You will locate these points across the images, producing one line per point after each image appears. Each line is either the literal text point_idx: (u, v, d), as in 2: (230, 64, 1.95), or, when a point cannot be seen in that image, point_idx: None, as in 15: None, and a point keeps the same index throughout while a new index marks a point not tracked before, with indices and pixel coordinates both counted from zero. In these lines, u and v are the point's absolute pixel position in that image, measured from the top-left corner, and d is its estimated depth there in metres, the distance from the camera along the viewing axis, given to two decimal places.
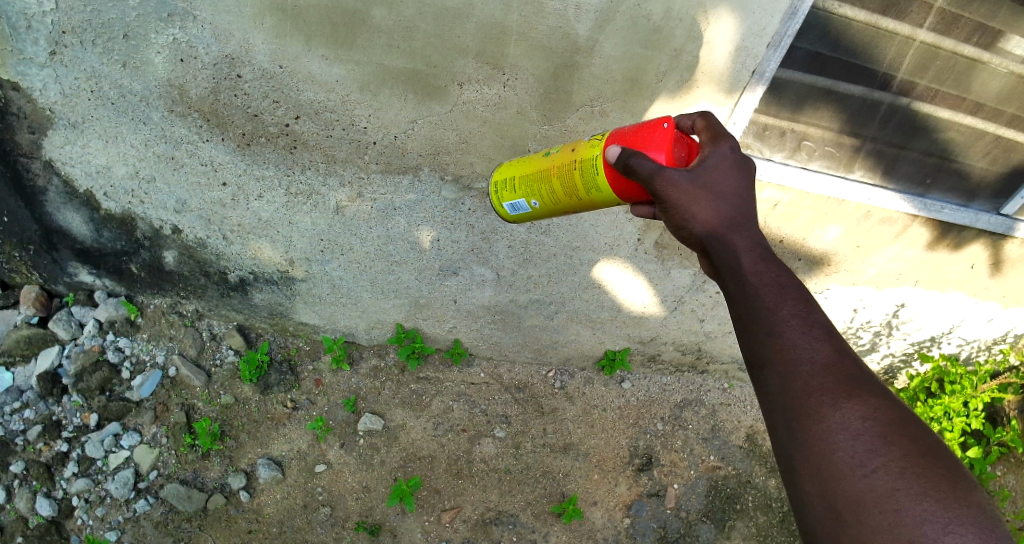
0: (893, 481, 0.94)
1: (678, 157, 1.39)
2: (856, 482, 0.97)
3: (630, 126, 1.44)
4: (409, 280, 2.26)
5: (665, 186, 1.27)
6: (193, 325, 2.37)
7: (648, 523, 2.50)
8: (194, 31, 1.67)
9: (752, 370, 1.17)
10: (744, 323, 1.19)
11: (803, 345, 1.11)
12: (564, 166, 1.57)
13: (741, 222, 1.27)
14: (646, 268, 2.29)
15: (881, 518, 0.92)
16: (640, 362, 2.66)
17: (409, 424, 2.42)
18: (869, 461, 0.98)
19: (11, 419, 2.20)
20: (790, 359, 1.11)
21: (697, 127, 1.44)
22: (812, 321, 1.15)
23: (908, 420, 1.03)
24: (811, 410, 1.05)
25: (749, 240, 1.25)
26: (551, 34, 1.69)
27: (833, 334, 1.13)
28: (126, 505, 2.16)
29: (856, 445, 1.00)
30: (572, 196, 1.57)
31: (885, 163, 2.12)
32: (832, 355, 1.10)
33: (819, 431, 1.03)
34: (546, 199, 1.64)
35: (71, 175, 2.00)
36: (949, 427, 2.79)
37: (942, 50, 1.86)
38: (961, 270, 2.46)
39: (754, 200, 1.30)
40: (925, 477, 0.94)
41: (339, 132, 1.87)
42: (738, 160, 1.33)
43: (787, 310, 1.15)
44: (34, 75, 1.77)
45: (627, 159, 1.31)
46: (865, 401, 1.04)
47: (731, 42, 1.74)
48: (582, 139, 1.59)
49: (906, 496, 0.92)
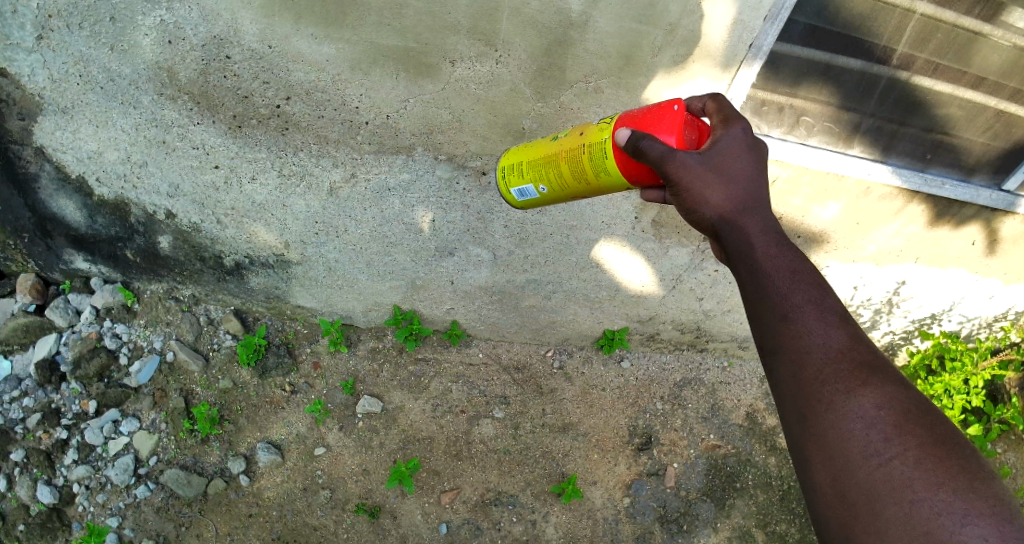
0: (909, 471, 0.93)
1: (689, 140, 1.36)
2: (871, 472, 0.96)
3: (640, 109, 1.42)
4: (406, 262, 2.25)
5: (675, 168, 1.25)
6: (190, 311, 2.37)
7: (647, 502, 2.50)
8: (181, 13, 1.64)
9: (763, 357, 1.17)
10: (753, 309, 1.17)
11: (816, 333, 1.10)
12: (571, 150, 1.54)
13: (753, 205, 1.24)
14: (645, 247, 2.27)
15: (896, 510, 0.91)
16: (639, 341, 2.66)
17: (407, 406, 2.42)
18: (884, 451, 0.97)
19: (11, 407, 2.21)
20: (802, 346, 1.10)
21: (708, 109, 1.45)
22: (827, 306, 1.13)
23: (924, 411, 1.02)
24: (824, 398, 1.05)
25: (761, 224, 1.23)
26: (544, 9, 1.65)
27: (847, 322, 1.13)
28: (127, 491, 2.17)
29: (870, 434, 0.99)
30: (580, 180, 1.55)
31: (884, 138, 2.09)
32: (846, 342, 1.10)
33: (831, 419, 1.03)
34: (553, 183, 1.62)
35: (62, 162, 1.98)
36: (949, 405, 2.75)
37: (942, 23, 1.82)
38: (962, 246, 2.43)
39: (765, 182, 1.28)
40: (942, 467, 0.93)
41: (331, 113, 1.85)
42: (749, 141, 1.31)
43: (799, 295, 1.14)
44: (21, 60, 1.75)
45: (637, 141, 1.29)
46: (878, 389, 1.04)
47: (729, 16, 1.70)
48: (590, 122, 1.57)
49: (923, 487, 0.91)
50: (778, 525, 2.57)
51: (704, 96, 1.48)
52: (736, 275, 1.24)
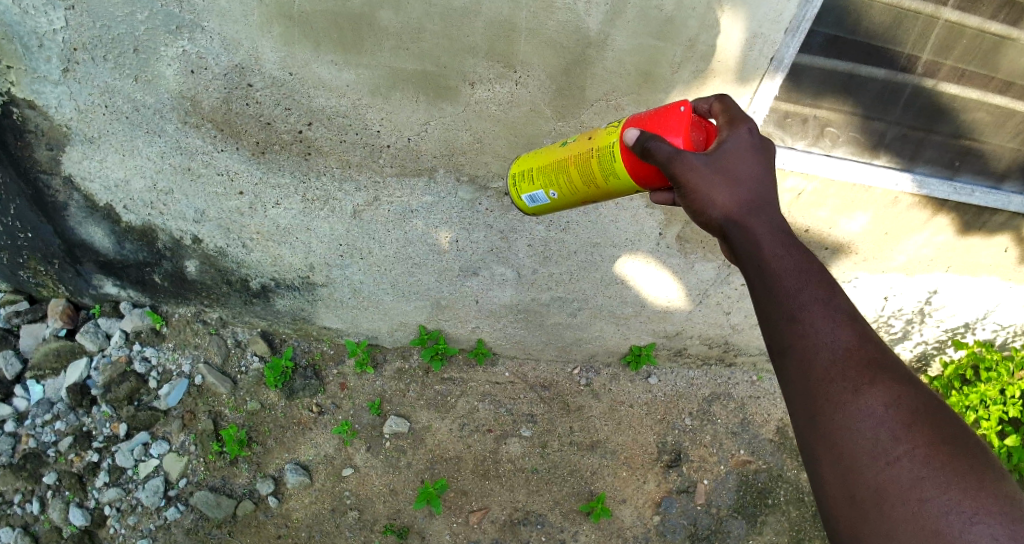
0: (918, 470, 0.91)
1: (696, 141, 1.33)
2: (879, 472, 0.93)
3: (646, 111, 1.39)
4: (430, 282, 2.24)
5: (682, 170, 1.22)
6: (218, 333, 2.39)
7: (678, 520, 2.47)
8: (204, 43, 1.65)
9: (773, 357, 1.12)
10: (762, 309, 1.13)
11: (823, 331, 1.06)
12: (580, 155, 1.51)
13: (761, 206, 1.21)
14: (669, 262, 2.24)
15: (904, 509, 0.89)
16: (666, 356, 2.62)
17: (434, 425, 2.42)
18: (893, 450, 0.94)
19: (43, 430, 2.24)
20: (810, 346, 1.06)
21: (714, 110, 1.41)
22: (834, 305, 1.08)
23: (933, 409, 0.99)
24: (833, 397, 1.01)
25: (767, 224, 1.19)
26: (562, 29, 1.64)
27: (856, 320, 1.08)
28: (157, 513, 2.18)
29: (879, 433, 0.96)
30: (589, 185, 1.52)
31: (911, 147, 2.03)
32: (855, 341, 1.05)
33: (840, 418, 1.00)
34: (564, 189, 1.58)
35: (90, 190, 2.01)
36: (985, 416, 2.63)
37: (967, 29, 1.78)
38: (994, 254, 2.35)
39: (771, 183, 1.24)
40: (950, 466, 0.90)
41: (352, 137, 1.85)
42: (756, 143, 1.28)
43: (807, 294, 1.09)
44: (48, 93, 1.78)
45: (646, 142, 1.25)
46: (889, 388, 1.00)
47: (748, 31, 1.67)
48: (599, 127, 1.54)
49: (932, 485, 0.89)
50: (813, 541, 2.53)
51: (710, 97, 1.44)
52: (744, 274, 1.20)
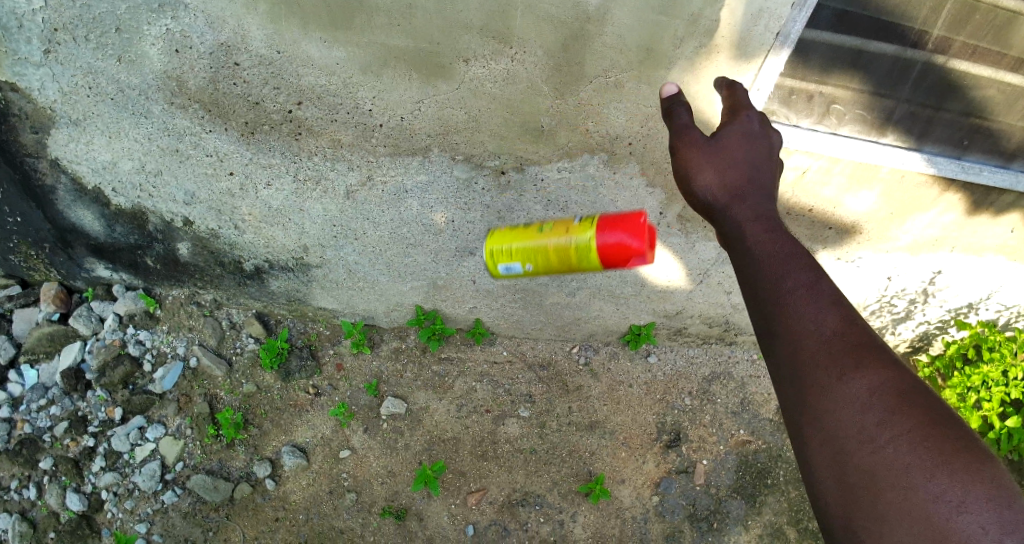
0: (905, 455, 0.87)
1: None
2: (866, 458, 0.90)
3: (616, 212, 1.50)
4: (426, 262, 2.21)
5: (681, 144, 1.29)
6: (212, 315, 2.37)
7: (676, 500, 2.48)
8: (186, 21, 1.58)
9: (761, 340, 1.08)
10: (751, 293, 1.10)
11: (809, 315, 1.02)
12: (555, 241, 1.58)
13: (749, 190, 1.19)
14: (670, 242, 2.20)
15: (893, 496, 0.86)
16: (665, 335, 2.60)
17: (432, 406, 2.41)
18: (880, 435, 0.90)
19: (38, 416, 2.24)
20: (796, 330, 1.02)
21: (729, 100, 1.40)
22: (819, 287, 1.04)
23: (922, 390, 0.94)
24: (819, 382, 0.98)
25: (752, 209, 1.17)
26: (561, 3, 1.55)
27: (842, 303, 1.03)
28: (154, 496, 2.20)
29: (865, 418, 0.92)
30: (562, 267, 1.60)
31: (920, 125, 1.96)
32: (842, 324, 1.01)
33: (827, 404, 0.96)
34: (537, 266, 1.63)
35: (77, 173, 1.96)
36: (987, 397, 2.63)
37: (980, 4, 1.68)
38: (1000, 234, 2.29)
39: (769, 171, 1.22)
40: (939, 450, 0.86)
41: (343, 116, 1.79)
42: (757, 133, 1.26)
43: (792, 279, 1.05)
44: (31, 75, 1.72)
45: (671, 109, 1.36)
46: (876, 370, 0.95)
47: (754, 5, 1.58)
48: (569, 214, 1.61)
49: (920, 471, 0.85)
50: (811, 521, 2.53)
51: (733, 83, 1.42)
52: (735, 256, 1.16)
